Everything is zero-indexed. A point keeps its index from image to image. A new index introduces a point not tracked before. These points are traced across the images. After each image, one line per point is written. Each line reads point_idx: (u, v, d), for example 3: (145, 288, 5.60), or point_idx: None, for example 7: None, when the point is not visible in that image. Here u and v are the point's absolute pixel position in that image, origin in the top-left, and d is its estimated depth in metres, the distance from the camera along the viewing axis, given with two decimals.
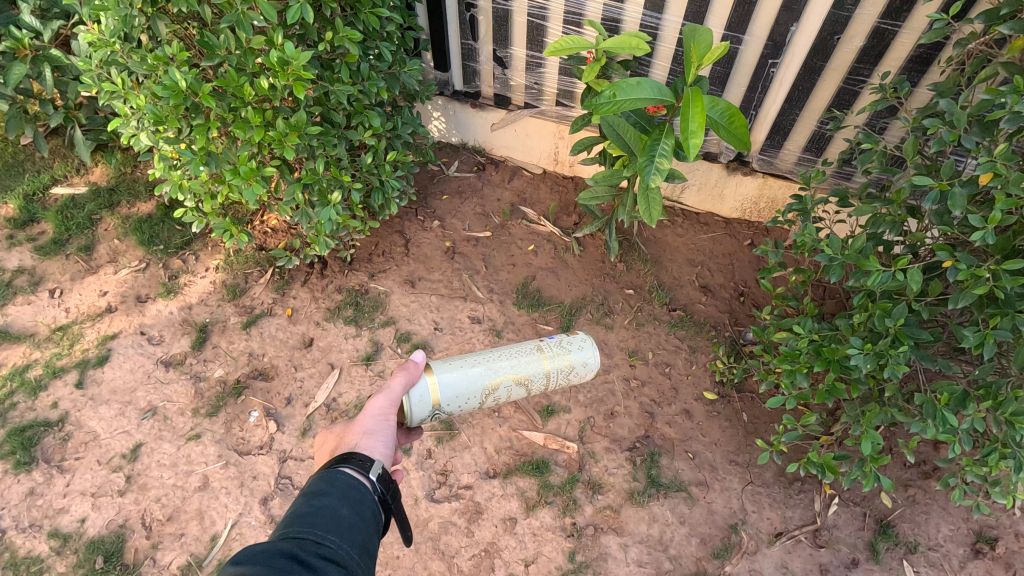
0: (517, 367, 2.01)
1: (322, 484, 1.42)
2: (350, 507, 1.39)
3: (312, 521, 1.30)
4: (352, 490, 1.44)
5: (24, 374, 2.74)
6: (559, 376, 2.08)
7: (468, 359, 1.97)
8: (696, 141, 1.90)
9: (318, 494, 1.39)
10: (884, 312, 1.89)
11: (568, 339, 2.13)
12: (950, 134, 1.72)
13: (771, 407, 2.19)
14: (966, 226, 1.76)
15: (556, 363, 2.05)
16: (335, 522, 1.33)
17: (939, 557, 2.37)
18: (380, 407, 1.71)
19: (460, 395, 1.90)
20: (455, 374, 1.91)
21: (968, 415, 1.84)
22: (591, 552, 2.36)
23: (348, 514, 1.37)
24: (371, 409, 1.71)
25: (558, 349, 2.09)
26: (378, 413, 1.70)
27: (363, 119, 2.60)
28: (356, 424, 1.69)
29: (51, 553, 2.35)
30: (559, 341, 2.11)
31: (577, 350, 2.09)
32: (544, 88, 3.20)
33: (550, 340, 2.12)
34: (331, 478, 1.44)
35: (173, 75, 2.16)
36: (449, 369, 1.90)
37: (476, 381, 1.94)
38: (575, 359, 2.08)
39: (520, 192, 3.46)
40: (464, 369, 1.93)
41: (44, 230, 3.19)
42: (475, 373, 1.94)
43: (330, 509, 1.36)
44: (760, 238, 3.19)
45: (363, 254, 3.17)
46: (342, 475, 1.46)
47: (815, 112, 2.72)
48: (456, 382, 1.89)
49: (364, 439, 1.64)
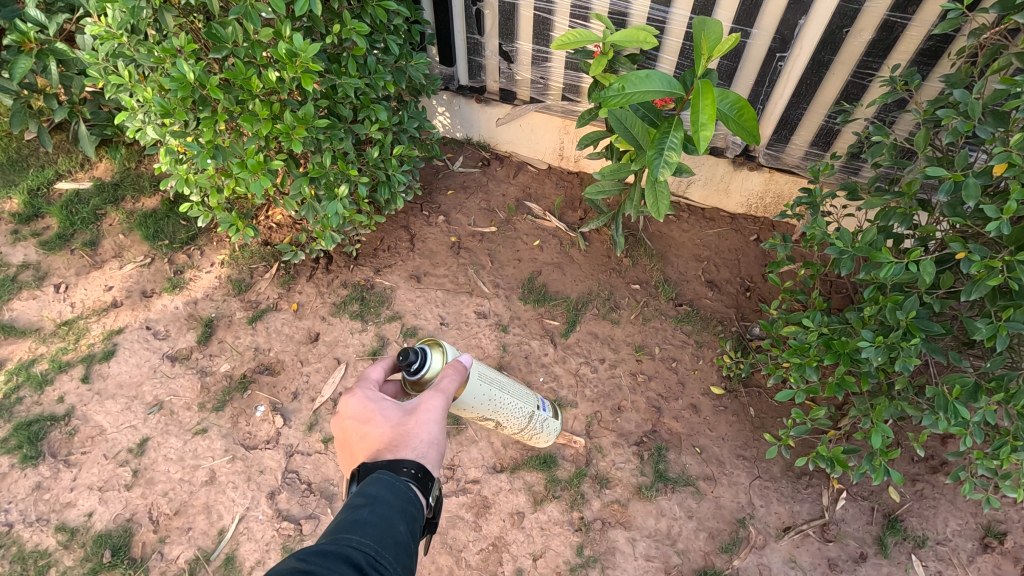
0: (509, 418, 2.15)
1: (384, 491, 1.39)
2: (407, 523, 1.36)
3: (370, 533, 1.29)
4: (411, 503, 1.41)
5: (29, 368, 2.73)
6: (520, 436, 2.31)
7: (495, 380, 2.02)
8: (707, 133, 1.88)
9: (378, 502, 1.36)
10: (895, 304, 1.89)
11: (548, 420, 2.33)
12: (964, 125, 1.72)
13: (780, 401, 2.18)
14: (978, 217, 1.76)
15: (528, 430, 2.28)
16: (393, 536, 1.31)
17: (948, 551, 2.37)
18: (439, 411, 1.60)
19: (464, 411, 1.97)
20: (478, 397, 1.94)
21: (980, 408, 1.84)
22: (598, 547, 2.36)
23: (404, 531, 1.35)
24: (433, 410, 1.58)
25: (540, 425, 2.30)
26: (440, 418, 1.60)
27: (370, 113, 2.60)
28: (415, 425, 1.55)
29: (58, 547, 2.34)
30: (546, 417, 2.31)
31: (548, 430, 2.34)
32: (550, 83, 3.18)
33: (542, 411, 2.29)
34: (393, 486, 1.40)
35: (181, 67, 2.17)
36: (479, 387, 1.93)
37: (483, 408, 2.01)
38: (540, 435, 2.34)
39: (525, 188, 3.45)
40: (486, 395, 1.97)
41: (49, 225, 3.19)
42: (490, 403, 2.01)
43: (389, 522, 1.34)
44: (766, 233, 3.19)
45: (368, 250, 3.16)
46: (404, 484, 1.42)
47: (823, 106, 2.71)
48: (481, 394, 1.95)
49: (425, 447, 1.53)
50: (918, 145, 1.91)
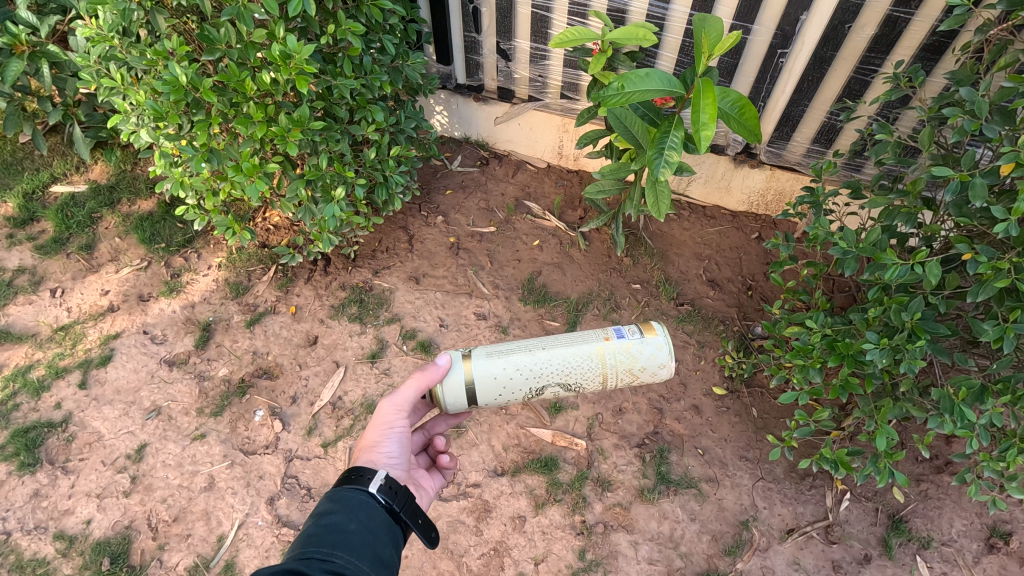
0: (575, 377, 1.92)
1: (330, 504, 1.54)
2: (358, 521, 1.50)
3: (321, 538, 1.42)
4: (360, 505, 1.55)
5: (26, 375, 2.71)
6: (620, 379, 1.94)
7: (517, 351, 1.92)
8: (707, 133, 1.84)
9: (327, 514, 1.50)
10: (899, 305, 1.87)
11: (638, 344, 1.90)
12: (971, 124, 1.68)
13: (783, 402, 2.15)
14: (985, 218, 1.73)
15: (617, 368, 1.91)
16: (345, 537, 1.44)
17: (953, 552, 2.35)
18: (386, 418, 1.84)
19: (503, 396, 1.91)
20: (501, 376, 1.87)
21: (986, 410, 1.81)
22: (601, 550, 2.34)
23: (356, 529, 1.48)
24: (378, 414, 1.86)
25: (626, 352, 1.90)
26: (384, 424, 1.84)
27: (367, 113, 2.57)
28: (365, 435, 1.85)
29: (57, 555, 2.32)
30: (628, 342, 1.90)
31: (645, 354, 1.89)
32: (548, 81, 3.15)
33: (618, 339, 1.91)
34: (337, 497, 1.55)
35: (173, 69, 2.13)
36: (493, 367, 1.87)
37: (526, 384, 1.91)
38: (642, 366, 1.91)
39: (524, 186, 3.42)
40: (510, 369, 1.89)
41: (44, 229, 3.16)
42: (523, 375, 1.89)
43: (338, 525, 1.47)
44: (767, 231, 3.16)
45: (367, 251, 3.14)
46: (348, 492, 1.57)
47: (825, 103, 2.67)
48: (496, 374, 1.87)
49: (367, 452, 1.80)
50: (923, 143, 1.89)
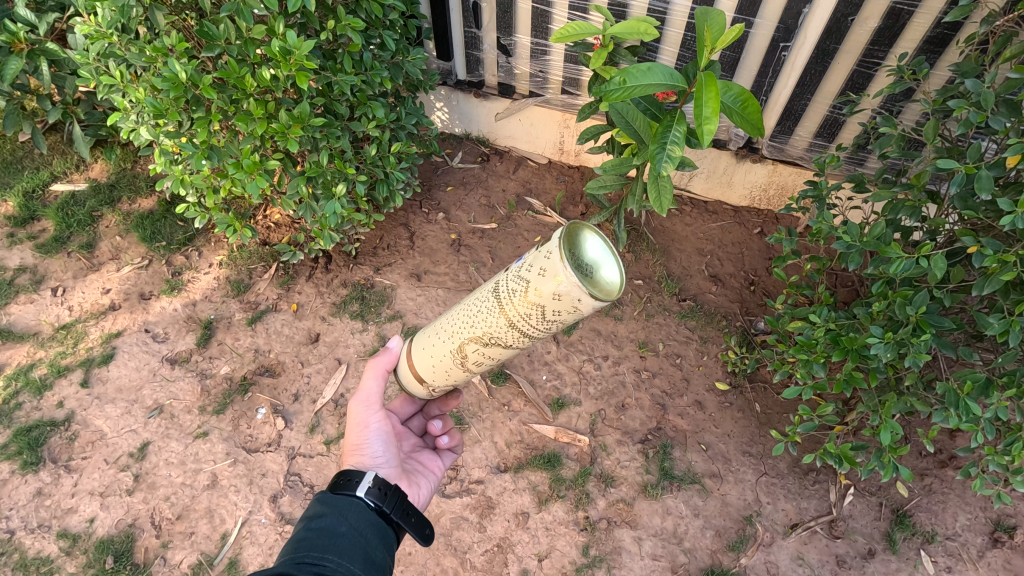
0: (482, 325, 1.59)
1: (320, 508, 1.53)
2: (349, 524, 1.50)
3: (311, 542, 1.41)
4: (350, 508, 1.55)
5: (28, 374, 2.71)
6: (531, 319, 1.46)
7: (443, 318, 1.78)
8: (710, 127, 1.82)
9: (317, 518, 1.50)
10: (904, 299, 1.85)
11: (531, 262, 1.44)
12: (977, 115, 1.67)
13: (787, 397, 2.14)
14: (990, 210, 1.72)
15: (514, 304, 1.47)
16: (336, 541, 1.44)
17: (957, 546, 2.35)
18: (359, 418, 1.88)
19: (439, 367, 1.75)
20: (426, 346, 1.77)
21: (991, 404, 1.81)
22: (604, 546, 2.34)
23: (347, 532, 1.48)
24: (352, 416, 1.90)
25: (519, 273, 1.47)
26: (359, 425, 1.87)
27: (367, 110, 2.55)
28: (347, 440, 1.88)
29: (61, 554, 2.33)
30: (519, 268, 1.48)
31: (535, 270, 1.40)
32: (549, 76, 3.13)
33: (517, 265, 1.51)
34: (328, 500, 1.55)
35: (173, 66, 2.12)
36: (423, 340, 1.80)
37: (449, 349, 1.70)
38: (536, 292, 1.40)
39: (525, 183, 3.41)
40: (432, 336, 1.77)
41: (45, 228, 3.16)
42: (442, 339, 1.71)
43: (330, 529, 1.47)
44: (769, 226, 3.15)
45: (368, 248, 3.13)
46: (338, 496, 1.58)
47: (828, 96, 2.66)
48: (426, 349, 1.78)
49: (354, 455, 1.83)
50: (927, 135, 1.87)
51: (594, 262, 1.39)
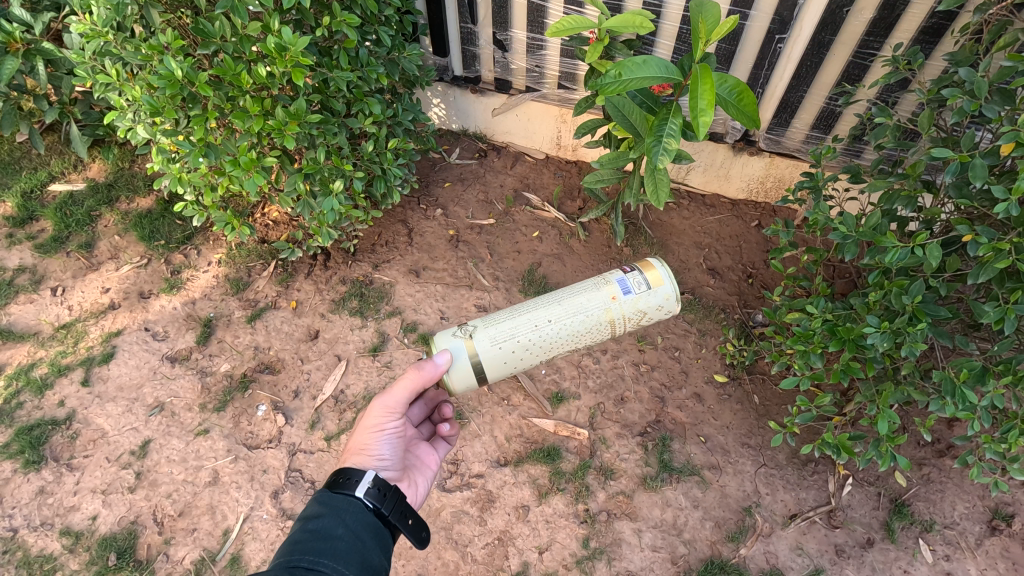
0: (585, 338, 2.04)
1: (318, 508, 1.55)
2: (345, 525, 1.51)
3: (307, 544, 1.43)
4: (348, 508, 1.56)
5: (29, 373, 2.72)
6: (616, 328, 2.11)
7: (518, 330, 1.95)
8: (706, 119, 1.83)
9: (314, 519, 1.52)
10: (900, 289, 1.86)
11: (638, 296, 1.99)
12: (970, 105, 1.68)
13: (784, 388, 2.15)
14: (985, 198, 1.73)
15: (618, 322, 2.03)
16: (331, 544, 1.45)
17: (955, 535, 2.36)
18: (372, 420, 1.86)
19: (514, 369, 2.00)
20: (504, 349, 1.93)
21: (987, 392, 1.82)
22: (604, 538, 2.35)
23: (344, 534, 1.49)
24: (370, 416, 1.86)
25: (626, 304, 1.99)
26: (372, 427, 1.85)
27: (363, 106, 2.55)
28: (353, 436, 1.87)
29: (64, 551, 2.34)
30: (633, 297, 1.98)
31: (651, 301, 1.99)
32: (545, 71, 3.13)
33: (625, 295, 1.99)
34: (326, 500, 1.57)
35: (169, 64, 2.12)
36: (497, 344, 1.93)
37: (532, 352, 1.99)
38: (646, 306, 2.00)
39: (523, 178, 3.42)
40: (508, 341, 1.94)
41: (44, 228, 3.16)
42: (533, 350, 1.98)
43: (326, 530, 1.49)
44: (767, 219, 3.15)
45: (366, 245, 3.13)
46: (336, 496, 1.59)
47: (824, 88, 2.66)
48: (504, 350, 1.94)
49: (358, 454, 1.82)
50: (922, 125, 1.88)
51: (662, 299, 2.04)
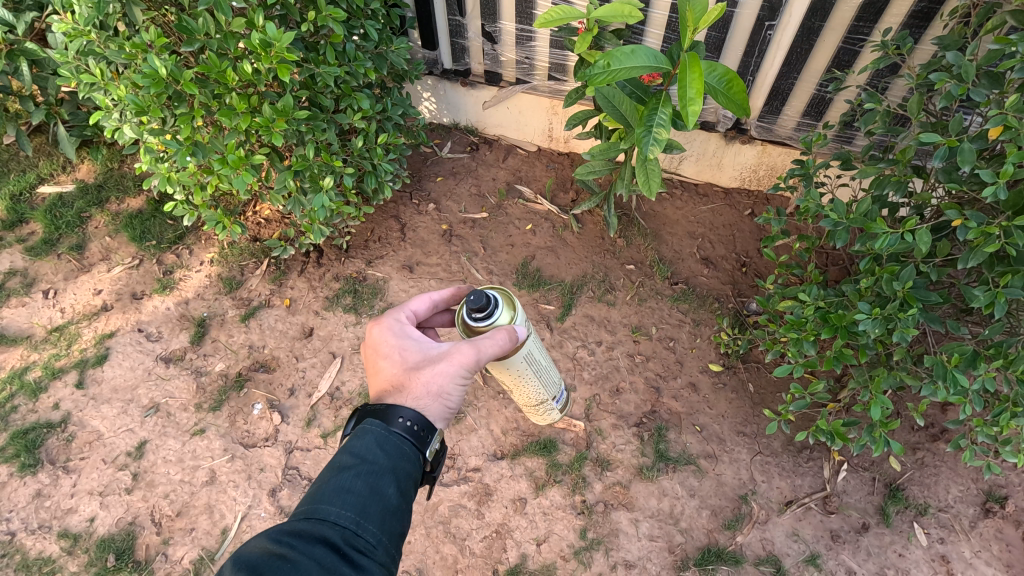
0: (543, 384, 2.12)
1: (376, 452, 1.40)
2: (398, 485, 1.38)
3: (356, 498, 1.31)
4: (404, 461, 1.42)
5: (23, 376, 2.71)
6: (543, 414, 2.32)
7: (540, 347, 1.95)
8: (695, 108, 1.81)
9: (369, 465, 1.38)
10: (891, 275, 1.86)
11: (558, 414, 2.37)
12: (958, 88, 1.68)
13: (778, 376, 2.15)
14: (975, 183, 1.73)
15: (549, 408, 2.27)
16: (381, 504, 1.33)
17: (950, 518, 2.38)
18: (456, 368, 1.54)
19: (500, 365, 1.89)
20: (531, 360, 1.93)
21: (979, 375, 1.82)
22: (602, 529, 2.36)
23: (395, 495, 1.36)
24: (453, 364, 1.53)
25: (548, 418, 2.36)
26: (452, 375, 1.54)
27: (352, 101, 2.53)
28: (424, 377, 1.54)
29: (63, 553, 2.34)
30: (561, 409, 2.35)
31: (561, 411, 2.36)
32: (535, 63, 3.11)
33: (560, 405, 2.37)
34: (382, 446, 1.41)
35: (152, 62, 2.10)
36: (531, 356, 1.92)
37: (527, 377, 2.01)
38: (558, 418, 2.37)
39: (515, 171, 3.40)
40: (535, 361, 1.97)
41: (34, 230, 3.14)
42: (532, 367, 1.97)
43: (378, 486, 1.35)
44: (760, 207, 3.15)
45: (359, 241, 3.12)
46: (395, 443, 1.43)
47: (814, 75, 2.65)
48: (526, 361, 1.92)
49: (432, 402, 1.53)
50: (911, 110, 1.88)
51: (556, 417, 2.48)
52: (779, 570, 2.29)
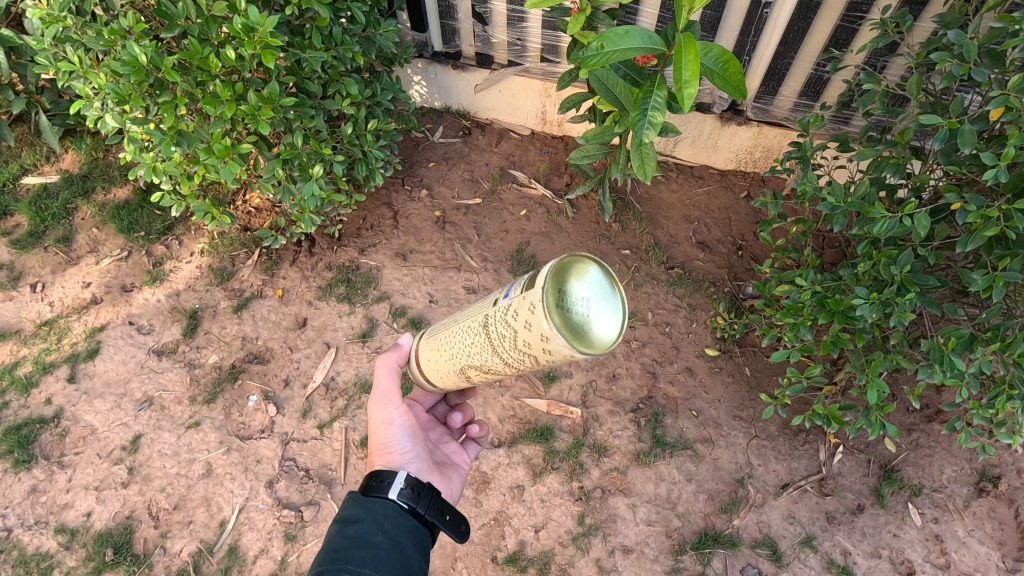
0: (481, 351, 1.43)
1: (357, 512, 1.52)
2: (385, 532, 1.49)
3: (346, 553, 1.40)
4: (386, 512, 1.53)
5: (13, 372, 2.68)
6: (522, 358, 1.32)
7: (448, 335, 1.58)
8: (691, 91, 1.77)
9: (353, 524, 1.49)
10: (889, 259, 1.85)
11: (516, 305, 1.27)
12: (959, 68, 1.64)
13: (775, 361, 2.14)
14: (974, 164, 1.71)
15: (504, 343, 1.33)
16: (371, 553, 1.42)
17: (943, 498, 2.41)
18: (377, 421, 1.83)
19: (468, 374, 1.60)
20: (430, 352, 1.66)
21: (975, 358, 1.82)
22: (599, 515, 2.37)
23: (384, 542, 1.46)
24: (373, 415, 1.85)
25: (507, 318, 1.30)
26: (382, 427, 1.83)
27: (340, 87, 2.47)
28: (371, 439, 1.85)
29: (60, 549, 2.33)
30: (508, 305, 1.31)
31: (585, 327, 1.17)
32: (527, 44, 3.05)
33: (505, 299, 1.34)
34: (364, 504, 1.54)
35: (132, 49, 2.04)
36: (427, 348, 1.68)
37: (445, 358, 1.59)
38: (524, 341, 1.25)
39: (509, 155, 3.36)
40: (434, 344, 1.65)
41: (19, 223, 3.08)
42: (442, 354, 1.59)
43: (366, 538, 1.46)
44: (756, 189, 3.12)
45: (351, 230, 3.08)
46: (372, 499, 1.56)
47: (812, 54, 2.61)
48: (429, 353, 1.67)
49: (382, 455, 1.80)
50: (911, 90, 1.84)
51: (584, 314, 1.18)
52: (776, 552, 2.31)
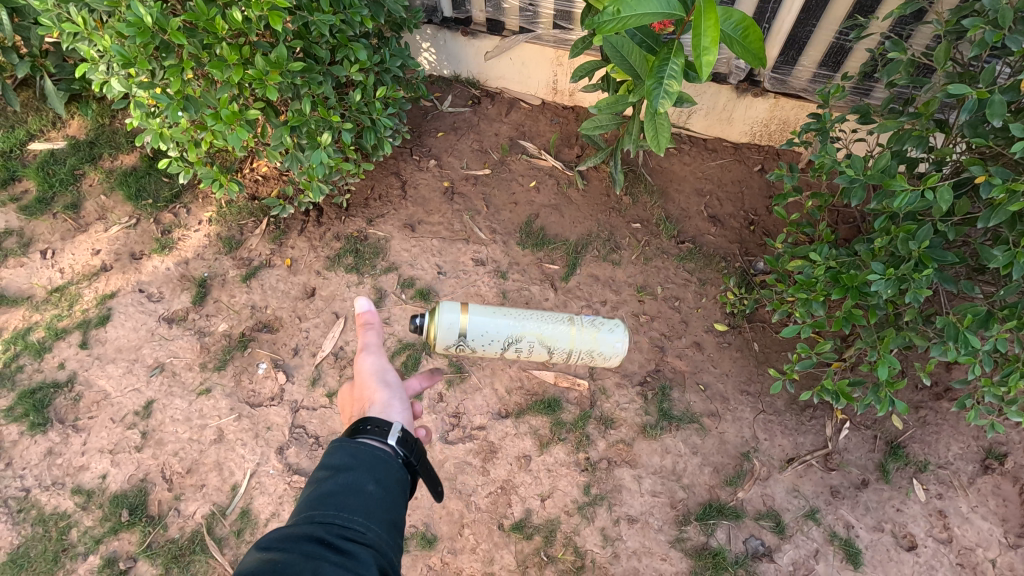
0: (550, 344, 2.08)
1: (347, 457, 1.42)
2: (376, 480, 1.39)
3: (337, 499, 1.31)
4: (378, 458, 1.44)
5: (26, 337, 2.70)
6: (581, 358, 2.11)
7: (514, 312, 2.06)
8: (709, 58, 1.72)
9: (343, 469, 1.39)
10: (907, 234, 1.81)
11: (597, 321, 2.11)
12: (993, 35, 1.58)
13: (785, 337, 2.13)
14: (1001, 137, 1.66)
15: (582, 345, 2.07)
16: (362, 500, 1.33)
17: (949, 474, 2.42)
18: (367, 370, 1.78)
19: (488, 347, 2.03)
20: (487, 323, 1.99)
21: (990, 336, 1.80)
22: (605, 485, 2.40)
23: (375, 489, 1.37)
24: (359, 368, 1.79)
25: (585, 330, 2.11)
26: (371, 374, 1.78)
27: (349, 52, 2.42)
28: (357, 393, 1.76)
29: (77, 509, 2.39)
30: (592, 322, 2.10)
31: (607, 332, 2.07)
32: (540, 10, 2.96)
33: (585, 317, 2.11)
34: (355, 450, 1.44)
35: (137, 9, 2.00)
36: (486, 318, 2.00)
37: (505, 335, 2.02)
38: (601, 348, 2.08)
39: (519, 126, 3.30)
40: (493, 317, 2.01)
41: (28, 188, 3.07)
42: (510, 331, 2.02)
43: (358, 484, 1.36)
44: (770, 162, 3.06)
45: (359, 200, 3.05)
46: (364, 445, 1.46)
47: (835, 21, 2.53)
48: (486, 325, 1.99)
49: (376, 404, 1.70)
50: (938, 59, 1.78)
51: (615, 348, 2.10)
52: (779, 525, 2.34)
